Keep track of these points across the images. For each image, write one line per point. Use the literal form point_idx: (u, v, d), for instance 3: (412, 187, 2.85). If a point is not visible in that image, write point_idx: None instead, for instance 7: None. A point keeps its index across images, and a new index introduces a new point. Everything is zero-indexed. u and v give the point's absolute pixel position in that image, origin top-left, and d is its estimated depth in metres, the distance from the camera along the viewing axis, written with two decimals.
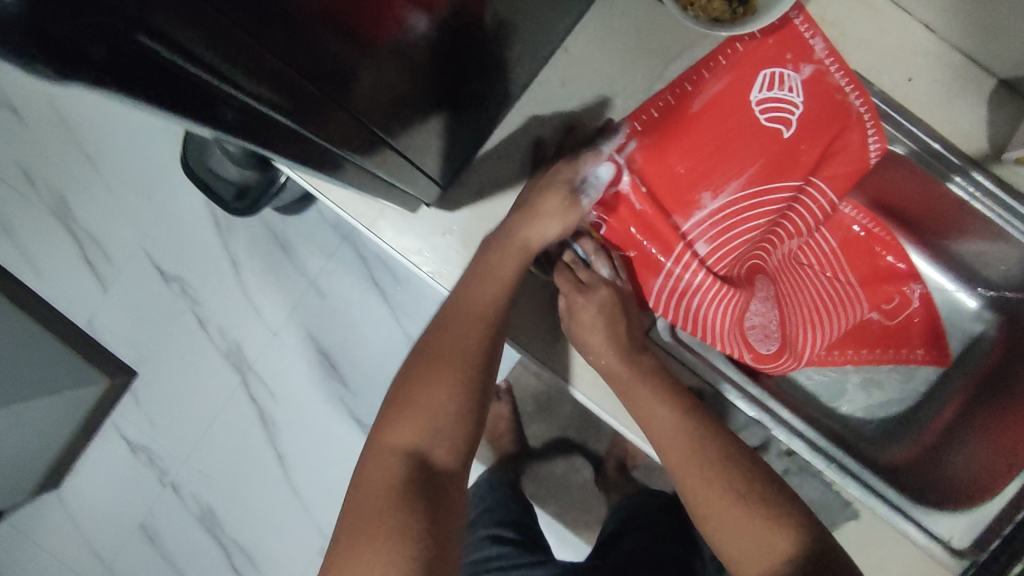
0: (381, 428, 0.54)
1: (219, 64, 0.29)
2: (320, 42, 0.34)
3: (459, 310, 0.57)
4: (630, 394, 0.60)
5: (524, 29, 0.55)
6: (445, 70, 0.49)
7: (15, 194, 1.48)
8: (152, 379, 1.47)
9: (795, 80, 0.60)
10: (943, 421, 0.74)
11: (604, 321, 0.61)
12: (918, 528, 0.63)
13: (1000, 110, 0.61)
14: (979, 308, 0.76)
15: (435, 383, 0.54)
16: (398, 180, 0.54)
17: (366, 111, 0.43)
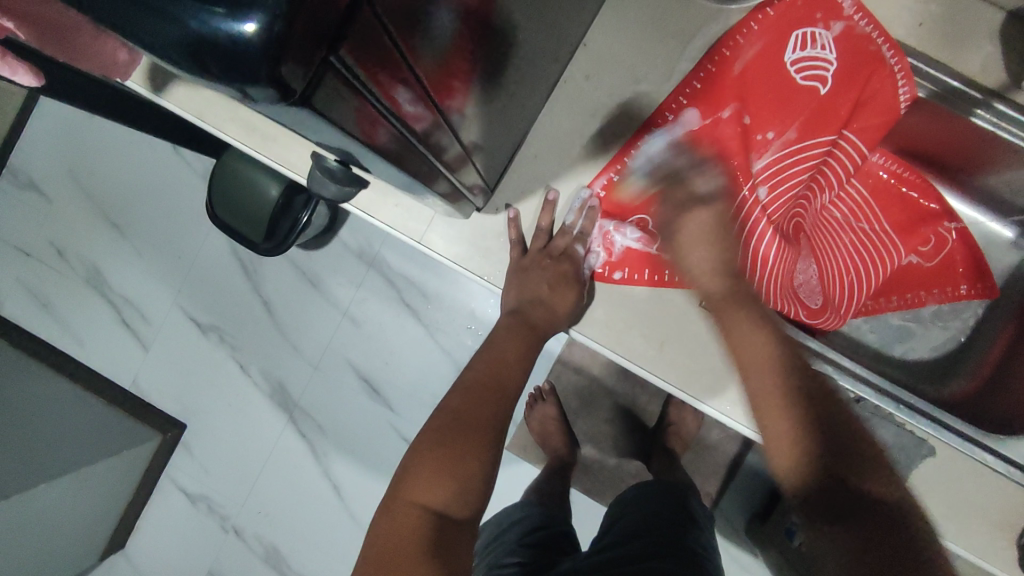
0: (406, 483, 0.61)
1: (370, 66, 0.31)
2: (424, 39, 0.36)
3: (482, 379, 0.67)
4: (722, 310, 0.62)
5: (553, 30, 0.58)
6: (505, 59, 0.51)
7: (49, 270, 1.52)
8: (203, 429, 1.50)
9: (827, 37, 0.62)
10: (997, 351, 0.75)
11: (710, 244, 0.64)
12: (994, 455, 0.64)
13: (1012, 40, 0.63)
14: (1014, 236, 0.78)
15: (461, 445, 0.62)
16: (457, 174, 0.55)
17: (449, 104, 0.45)
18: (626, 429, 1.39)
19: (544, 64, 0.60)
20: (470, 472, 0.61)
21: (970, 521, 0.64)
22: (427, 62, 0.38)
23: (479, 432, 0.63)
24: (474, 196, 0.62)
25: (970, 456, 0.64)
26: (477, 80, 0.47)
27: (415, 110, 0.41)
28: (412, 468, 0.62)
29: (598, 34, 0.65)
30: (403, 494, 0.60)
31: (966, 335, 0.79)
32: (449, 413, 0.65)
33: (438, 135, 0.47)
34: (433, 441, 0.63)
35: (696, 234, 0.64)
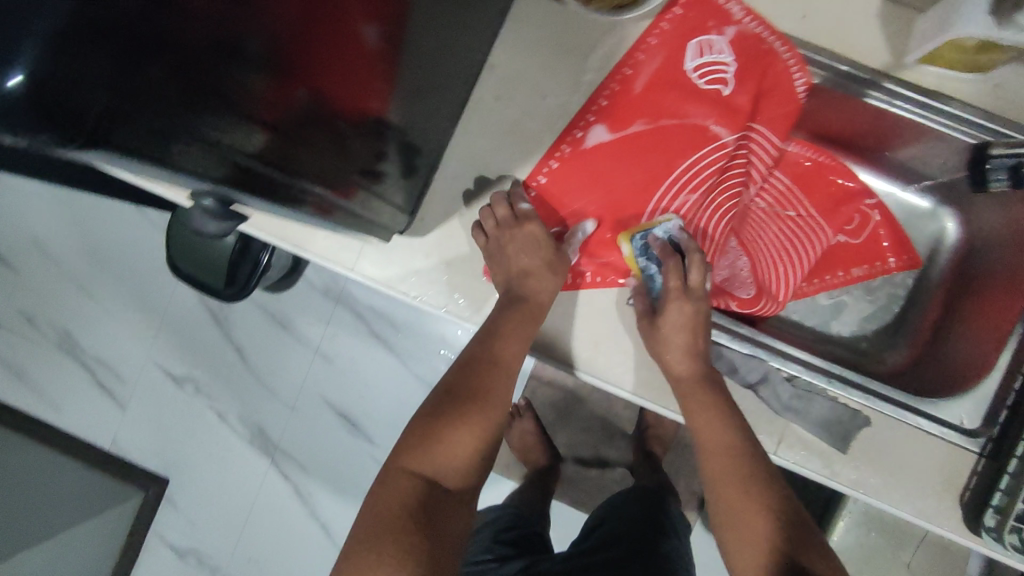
0: (402, 452, 0.62)
1: (183, 113, 0.33)
2: (275, 83, 0.39)
3: (483, 354, 0.65)
4: (692, 400, 0.65)
5: (453, 56, 0.61)
6: (394, 98, 0.53)
7: (20, 338, 1.52)
8: (185, 482, 1.49)
9: (722, 44, 0.67)
10: (930, 320, 0.79)
11: (682, 338, 0.66)
12: (928, 419, 0.66)
13: (893, 21, 0.66)
14: (934, 206, 0.81)
15: (465, 423, 0.63)
16: (365, 211, 0.57)
17: (331, 142, 0.48)
18: (606, 436, 1.39)
19: (449, 88, 0.63)
20: (468, 454, 0.63)
21: (916, 486, 0.66)
22: (280, 110, 0.41)
23: (480, 408, 0.64)
24: (394, 222, 0.63)
25: (903, 421, 0.66)
26: (362, 114, 0.50)
27: (281, 154, 0.43)
28: (409, 440, 0.62)
29: (502, 56, 0.68)
30: (397, 460, 0.61)
31: (901, 307, 0.82)
32: (452, 390, 0.65)
33: (320, 177, 0.49)
34: (431, 414, 0.64)
35: (677, 322, 0.66)
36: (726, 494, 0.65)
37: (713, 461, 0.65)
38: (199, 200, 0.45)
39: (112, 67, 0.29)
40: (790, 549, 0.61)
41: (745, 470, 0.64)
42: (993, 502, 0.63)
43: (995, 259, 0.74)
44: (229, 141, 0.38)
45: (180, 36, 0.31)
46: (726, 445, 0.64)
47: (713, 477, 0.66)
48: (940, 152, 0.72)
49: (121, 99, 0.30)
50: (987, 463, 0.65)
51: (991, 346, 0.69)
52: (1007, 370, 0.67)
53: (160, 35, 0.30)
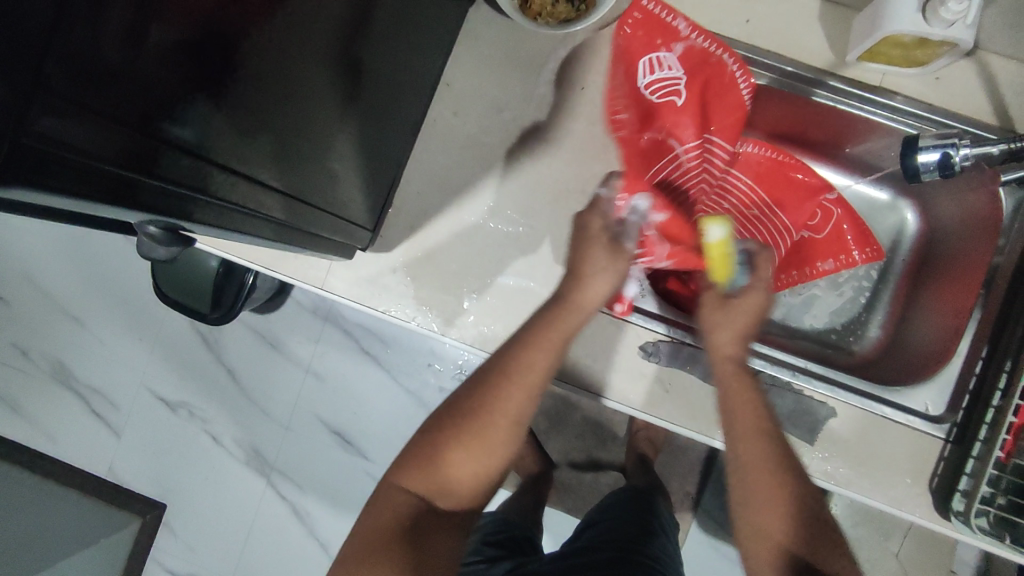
0: (398, 466, 0.60)
1: (128, 158, 0.35)
2: (205, 110, 0.39)
3: (500, 367, 0.60)
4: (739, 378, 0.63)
5: (406, 77, 0.63)
6: (345, 122, 0.55)
7: (15, 372, 1.54)
8: (183, 507, 1.49)
9: (672, 60, 0.68)
10: (893, 309, 0.81)
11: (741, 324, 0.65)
12: (891, 406, 0.68)
13: (832, 20, 0.68)
14: (893, 197, 0.82)
15: (460, 443, 0.59)
16: (319, 228, 0.58)
17: (271, 165, 0.48)
18: (598, 441, 1.39)
19: (404, 106, 0.65)
20: (462, 475, 0.59)
21: (885, 475, 0.66)
22: (227, 145, 0.42)
23: (483, 425, 0.59)
24: (358, 238, 0.65)
25: (866, 409, 0.67)
26: (303, 136, 0.50)
27: (231, 185, 0.44)
28: (408, 454, 0.60)
29: (458, 74, 0.70)
30: (393, 476, 0.60)
31: (867, 297, 0.83)
32: (457, 406, 0.60)
33: (272, 202, 0.50)
34: (430, 431, 0.61)
35: (743, 307, 0.65)
36: (760, 487, 0.59)
37: (744, 446, 0.60)
38: (139, 226, 0.46)
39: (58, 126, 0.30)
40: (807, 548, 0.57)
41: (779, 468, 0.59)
42: (960, 486, 0.63)
43: (954, 247, 0.75)
44: (176, 180, 0.39)
45: (121, 88, 0.32)
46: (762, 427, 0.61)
47: (738, 467, 0.60)
48: (889, 145, 0.73)
49: (64, 155, 0.31)
50: (954, 449, 0.66)
51: (951, 331, 0.70)
52: (967, 356, 0.68)
53: (101, 89, 0.31)
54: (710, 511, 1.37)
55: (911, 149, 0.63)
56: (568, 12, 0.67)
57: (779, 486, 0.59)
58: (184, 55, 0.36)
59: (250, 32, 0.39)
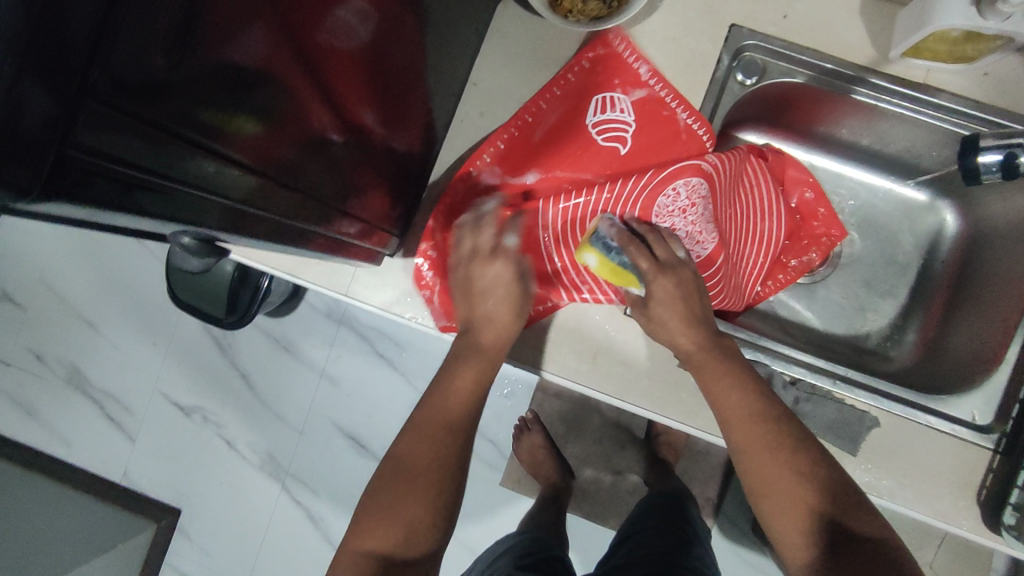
0: (355, 529, 0.57)
1: (169, 166, 0.33)
2: (250, 125, 0.38)
3: (430, 417, 0.60)
4: (707, 372, 0.61)
5: (436, 77, 0.61)
6: (377, 129, 0.54)
7: (30, 377, 1.53)
8: (198, 512, 1.48)
9: (623, 101, 0.65)
10: (934, 314, 0.78)
11: (672, 310, 0.62)
12: (936, 415, 0.65)
13: (875, 15, 0.65)
14: (930, 199, 0.80)
15: (412, 486, 0.57)
16: (353, 238, 0.57)
17: (310, 177, 0.47)
18: (616, 446, 1.36)
19: (431, 110, 0.63)
20: (419, 516, 0.56)
21: (930, 488, 0.64)
22: (266, 154, 0.41)
23: (427, 464, 0.58)
24: (387, 243, 0.64)
25: (912, 419, 0.65)
26: (339, 149, 0.50)
27: (272, 195, 0.43)
28: (361, 514, 0.58)
29: (485, 73, 0.68)
30: (352, 542, 0.56)
31: (905, 302, 0.80)
32: (396, 459, 0.59)
33: (310, 213, 0.49)
34: (386, 479, 0.58)
35: (665, 299, 0.62)
36: (777, 477, 0.57)
37: (742, 432, 0.58)
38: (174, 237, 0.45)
39: (100, 135, 0.28)
40: (831, 510, 0.55)
41: (782, 439, 0.58)
42: (1012, 499, 0.60)
43: (1000, 249, 0.72)
44: (216, 189, 0.37)
45: (173, 102, 0.31)
46: (741, 408, 0.59)
47: (754, 460, 0.58)
48: (931, 144, 0.71)
49: (103, 167, 0.29)
50: (1002, 460, 0.63)
51: (999, 338, 0.67)
52: (1017, 363, 0.65)
53: (151, 102, 0.30)
54: (731, 518, 1.33)
55: (973, 149, 0.63)
56: (600, 10, 0.64)
57: (793, 462, 0.57)
58: (238, 68, 0.35)
59: (293, 41, 0.38)
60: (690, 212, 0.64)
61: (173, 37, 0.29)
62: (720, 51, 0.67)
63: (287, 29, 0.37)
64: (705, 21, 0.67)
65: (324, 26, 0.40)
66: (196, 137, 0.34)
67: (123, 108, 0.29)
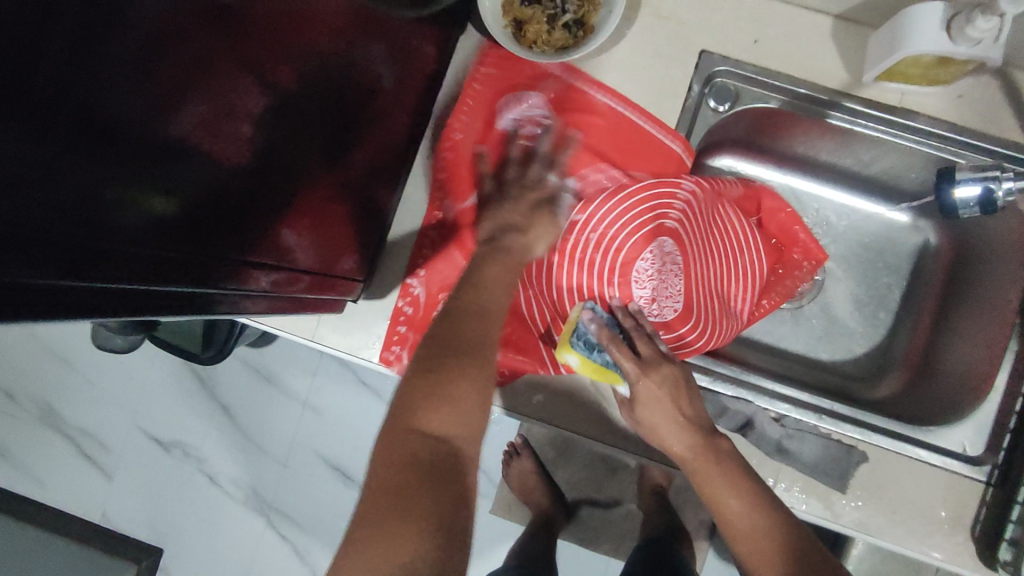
0: (399, 415, 0.49)
1: (93, 262, 0.32)
2: (175, 201, 0.37)
3: (468, 311, 0.54)
4: (706, 479, 0.58)
5: (396, 113, 0.59)
6: (324, 179, 0.52)
7: (4, 417, 1.49)
8: (181, 551, 1.44)
9: (537, 99, 0.66)
10: (921, 337, 0.76)
11: (664, 412, 0.59)
12: (925, 448, 0.63)
13: (846, 40, 0.64)
14: (912, 219, 0.78)
15: (462, 380, 0.50)
16: (315, 290, 0.56)
17: (257, 240, 0.46)
18: (607, 468, 1.30)
19: (387, 153, 0.61)
20: (470, 407, 0.50)
21: (921, 523, 0.62)
22: (200, 227, 0.40)
23: (474, 360, 0.51)
24: (350, 287, 0.62)
25: (901, 452, 0.63)
26: (289, 205, 0.49)
27: (214, 268, 0.42)
28: (404, 400, 0.50)
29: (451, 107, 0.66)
30: (399, 424, 0.49)
31: (891, 325, 0.79)
32: (432, 343, 0.52)
33: (257, 276, 0.47)
34: (425, 364, 0.51)
35: (650, 401, 0.59)
36: None
37: (749, 543, 0.56)
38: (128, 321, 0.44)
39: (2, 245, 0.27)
40: (796, 564, 0.53)
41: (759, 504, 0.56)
42: (1006, 535, 0.59)
43: (987, 272, 0.70)
44: (151, 273, 0.36)
45: (77, 193, 0.30)
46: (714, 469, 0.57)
47: (731, 520, 0.57)
48: (910, 166, 0.69)
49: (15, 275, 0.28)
50: (995, 493, 0.61)
51: (988, 364, 0.65)
52: (1007, 392, 0.63)
53: (49, 199, 0.29)
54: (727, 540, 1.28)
55: (948, 182, 0.61)
56: (566, 41, 0.63)
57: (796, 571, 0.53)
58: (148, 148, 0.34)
59: (207, 111, 0.37)
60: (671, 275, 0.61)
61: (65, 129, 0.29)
62: (690, 79, 0.65)
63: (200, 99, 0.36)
64: (675, 47, 0.65)
65: (243, 89, 0.39)
66: (116, 228, 0.33)
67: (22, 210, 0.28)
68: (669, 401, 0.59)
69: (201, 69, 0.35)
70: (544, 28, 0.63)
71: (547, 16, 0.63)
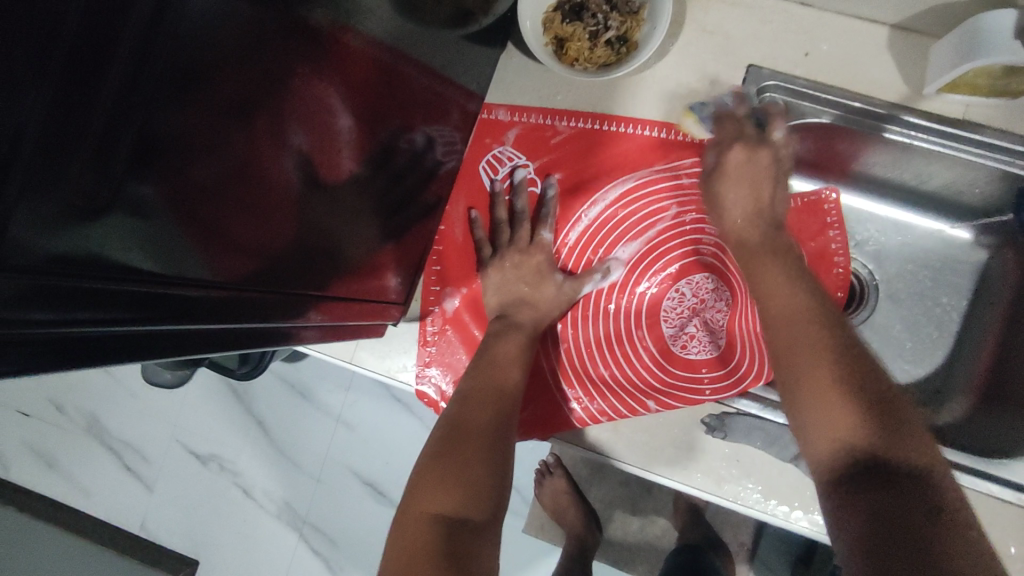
0: (412, 496, 0.52)
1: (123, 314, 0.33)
2: (213, 239, 0.37)
3: (481, 387, 0.59)
4: (750, 266, 0.58)
5: (438, 132, 0.59)
6: (365, 218, 0.52)
7: (51, 428, 1.53)
8: (216, 563, 1.45)
9: (510, 150, 0.67)
10: (986, 358, 0.70)
11: (749, 181, 0.60)
12: (997, 483, 0.59)
13: (903, 52, 0.61)
14: (973, 237, 0.74)
15: (473, 454, 0.54)
16: (350, 319, 0.55)
17: (297, 274, 0.46)
18: (643, 489, 1.26)
19: (427, 183, 0.61)
20: (480, 479, 0.52)
21: None
22: (239, 270, 0.40)
23: (487, 437, 0.55)
24: (388, 315, 0.63)
25: (968, 486, 0.60)
26: (329, 239, 0.48)
27: (249, 309, 0.42)
28: (418, 480, 0.53)
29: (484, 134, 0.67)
30: (412, 505, 0.51)
31: (953, 347, 0.74)
32: (445, 423, 0.57)
33: (298, 313, 0.48)
34: (438, 443, 0.55)
35: (736, 172, 0.60)
36: (808, 371, 0.50)
37: (791, 329, 0.53)
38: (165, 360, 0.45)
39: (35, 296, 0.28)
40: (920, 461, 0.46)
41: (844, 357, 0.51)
42: None
43: None
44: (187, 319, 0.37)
45: (112, 240, 0.31)
46: (801, 310, 0.53)
47: (769, 298, 0.55)
48: (974, 181, 0.66)
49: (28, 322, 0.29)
50: None
51: None
52: None
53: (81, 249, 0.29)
54: None
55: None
56: (608, 58, 0.61)
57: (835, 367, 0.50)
58: (185, 188, 0.33)
59: (248, 145, 0.36)
60: (703, 307, 0.68)
61: (114, 180, 0.29)
62: (739, 92, 0.63)
63: (250, 148, 0.37)
64: (721, 62, 0.63)
65: (292, 131, 0.39)
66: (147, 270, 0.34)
67: (63, 258, 0.29)
68: (753, 180, 0.60)
69: (253, 113, 0.35)
70: (586, 46, 0.62)
71: (589, 33, 0.62)
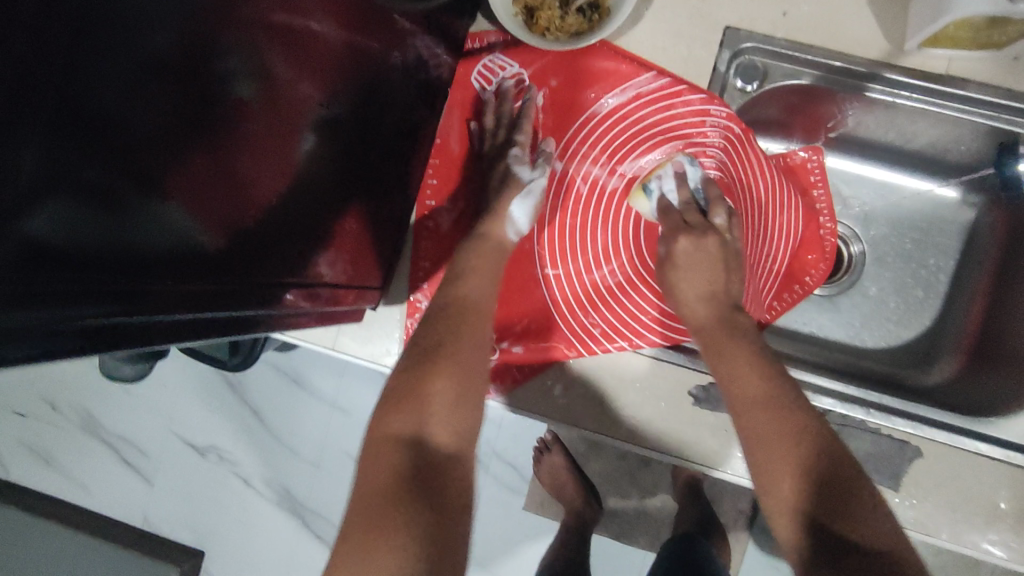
0: (384, 414, 0.52)
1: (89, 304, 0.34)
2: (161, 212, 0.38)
3: (459, 307, 0.58)
4: (716, 347, 0.58)
5: (399, 95, 0.57)
6: (332, 160, 0.51)
7: (46, 425, 1.52)
8: (220, 550, 1.47)
9: (501, 59, 0.65)
10: (976, 319, 0.69)
11: (697, 268, 0.62)
12: (987, 442, 0.60)
13: (885, 7, 0.59)
14: (960, 195, 0.73)
15: (447, 375, 0.53)
16: (341, 298, 0.56)
17: (268, 237, 0.47)
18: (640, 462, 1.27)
19: (396, 159, 0.60)
20: (451, 400, 0.53)
21: (978, 519, 0.58)
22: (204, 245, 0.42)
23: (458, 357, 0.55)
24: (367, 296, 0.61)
25: (957, 446, 0.60)
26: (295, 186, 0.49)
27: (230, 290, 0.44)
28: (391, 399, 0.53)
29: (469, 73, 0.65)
30: (383, 422, 0.52)
31: (941, 309, 0.73)
32: (421, 341, 0.56)
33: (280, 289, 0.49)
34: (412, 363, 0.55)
35: (687, 261, 0.62)
36: (776, 465, 0.51)
37: (751, 417, 0.53)
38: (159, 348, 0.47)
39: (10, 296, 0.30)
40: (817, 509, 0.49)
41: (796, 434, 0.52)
42: None
43: None
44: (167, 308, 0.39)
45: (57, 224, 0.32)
46: (770, 401, 0.53)
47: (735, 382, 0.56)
48: (959, 138, 0.64)
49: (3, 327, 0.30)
50: None
51: None
52: None
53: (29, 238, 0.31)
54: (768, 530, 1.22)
55: (1009, 155, 0.61)
56: (579, 26, 0.60)
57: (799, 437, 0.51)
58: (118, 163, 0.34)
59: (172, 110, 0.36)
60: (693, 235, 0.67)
61: (42, 164, 0.30)
62: (715, 56, 0.62)
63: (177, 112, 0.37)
64: (698, 26, 0.61)
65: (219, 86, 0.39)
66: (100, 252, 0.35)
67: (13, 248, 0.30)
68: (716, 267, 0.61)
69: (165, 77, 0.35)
70: (557, 14, 0.60)
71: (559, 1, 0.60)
